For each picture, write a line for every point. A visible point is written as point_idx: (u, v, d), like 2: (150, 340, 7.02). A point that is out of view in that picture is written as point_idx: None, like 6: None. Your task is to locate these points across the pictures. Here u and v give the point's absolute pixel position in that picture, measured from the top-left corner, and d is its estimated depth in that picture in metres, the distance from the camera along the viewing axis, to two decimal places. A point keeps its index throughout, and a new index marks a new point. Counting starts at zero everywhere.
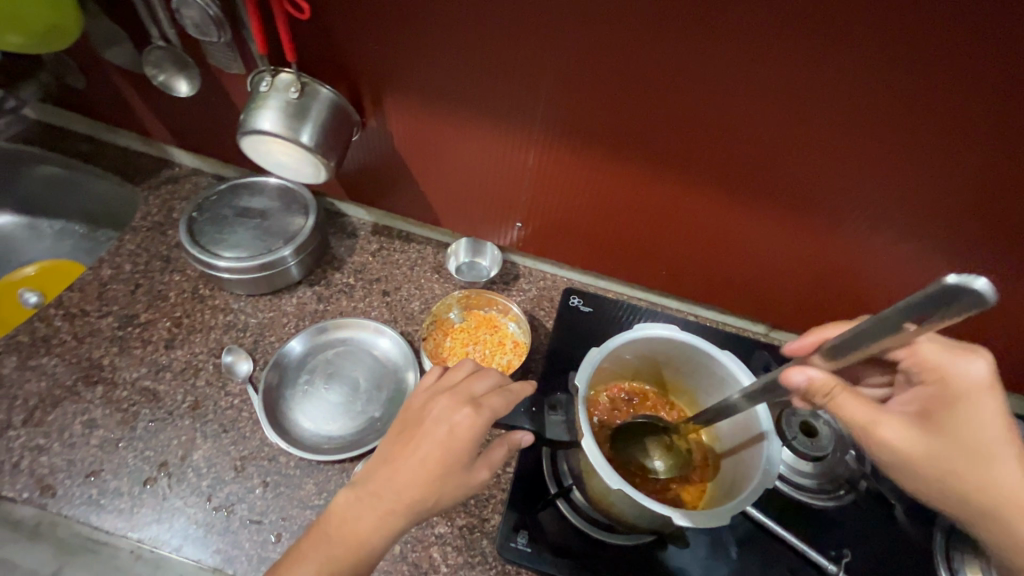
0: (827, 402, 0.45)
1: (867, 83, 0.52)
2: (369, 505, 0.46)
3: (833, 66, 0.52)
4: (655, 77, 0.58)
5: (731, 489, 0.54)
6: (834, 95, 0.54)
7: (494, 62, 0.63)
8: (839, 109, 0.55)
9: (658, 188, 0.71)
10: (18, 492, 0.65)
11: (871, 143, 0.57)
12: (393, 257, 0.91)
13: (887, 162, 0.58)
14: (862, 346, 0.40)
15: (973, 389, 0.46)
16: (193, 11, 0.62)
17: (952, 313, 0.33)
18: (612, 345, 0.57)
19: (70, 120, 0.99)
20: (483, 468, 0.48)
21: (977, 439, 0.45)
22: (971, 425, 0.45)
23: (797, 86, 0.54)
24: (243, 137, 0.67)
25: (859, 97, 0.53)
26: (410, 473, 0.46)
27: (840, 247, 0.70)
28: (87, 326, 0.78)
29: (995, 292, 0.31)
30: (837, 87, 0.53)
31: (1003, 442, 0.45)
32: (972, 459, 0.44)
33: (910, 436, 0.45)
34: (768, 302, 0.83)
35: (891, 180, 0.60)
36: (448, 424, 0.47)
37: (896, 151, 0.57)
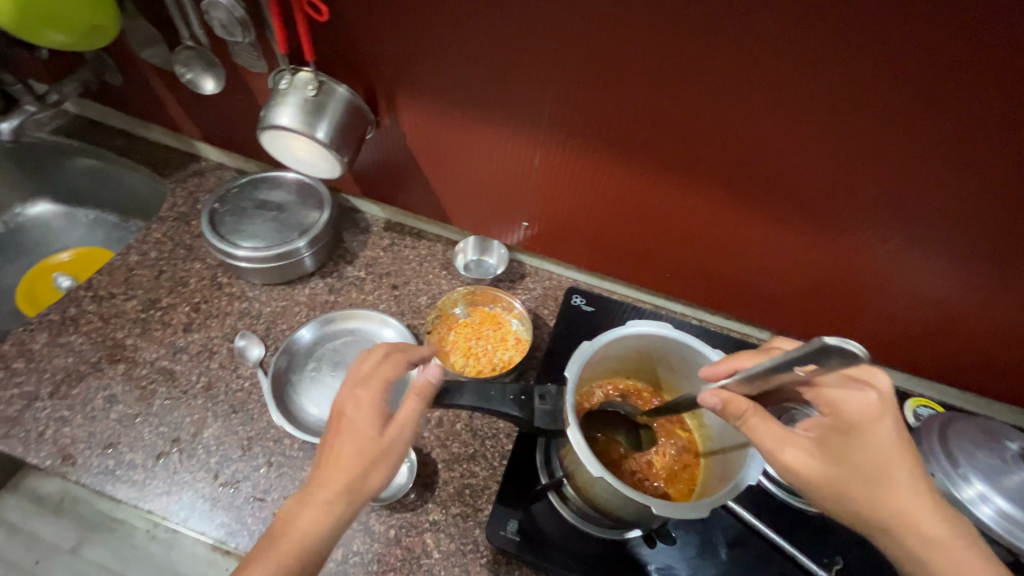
0: (740, 424, 0.49)
1: (866, 89, 0.53)
2: (309, 502, 0.47)
3: (832, 71, 0.53)
4: (657, 80, 0.60)
5: (721, 483, 0.54)
6: (833, 100, 0.55)
7: (501, 63, 0.65)
8: (839, 114, 0.56)
9: (659, 190, 0.73)
10: (42, 459, 0.69)
11: (871, 149, 0.57)
12: (403, 253, 0.94)
13: (887, 169, 0.58)
14: (764, 376, 0.47)
15: (868, 417, 0.47)
16: (221, 12, 0.66)
17: (833, 364, 0.40)
18: (603, 339, 0.57)
19: (108, 116, 1.05)
20: (400, 428, 0.50)
21: (869, 465, 0.46)
22: (866, 450, 0.47)
23: (796, 91, 0.55)
24: (262, 132, 0.71)
25: (858, 102, 0.54)
26: (333, 465, 0.48)
27: (843, 254, 0.70)
28: (113, 308, 0.83)
29: (864, 351, 0.38)
30: (836, 92, 0.54)
31: (900, 465, 0.46)
32: (867, 484, 0.46)
33: (808, 461, 0.47)
34: (772, 307, 0.83)
35: (893, 187, 0.60)
36: (348, 411, 0.51)
37: (896, 158, 0.57)
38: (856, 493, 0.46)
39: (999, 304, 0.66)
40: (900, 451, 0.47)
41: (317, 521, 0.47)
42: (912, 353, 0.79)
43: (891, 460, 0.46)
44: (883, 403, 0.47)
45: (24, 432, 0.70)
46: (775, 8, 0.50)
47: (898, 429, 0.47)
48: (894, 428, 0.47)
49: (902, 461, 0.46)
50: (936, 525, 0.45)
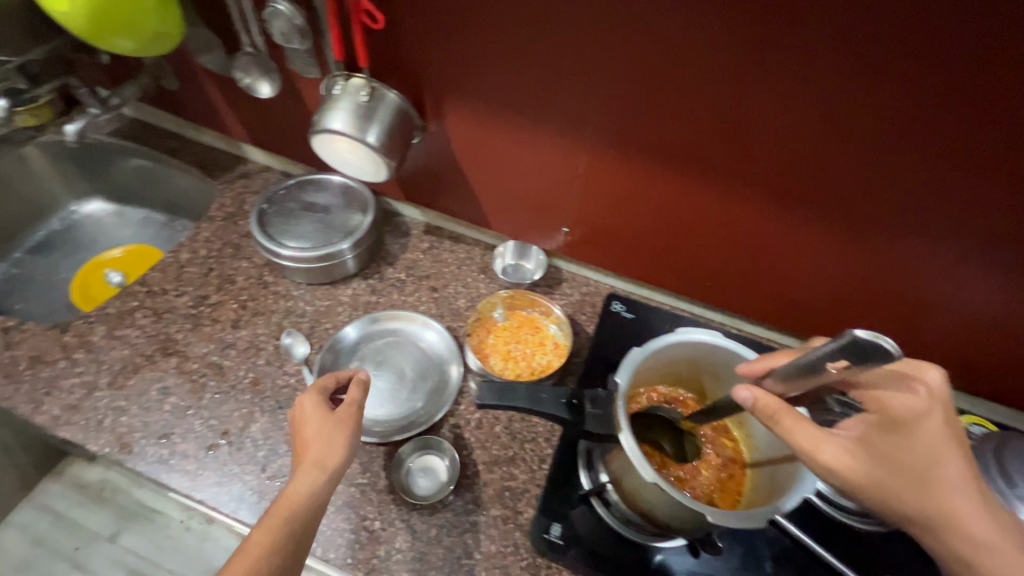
0: (772, 423, 0.49)
1: (932, 92, 0.53)
2: (306, 474, 0.57)
3: (898, 74, 0.53)
4: (713, 84, 0.60)
5: (776, 487, 0.54)
6: (894, 103, 0.55)
7: (551, 69, 0.66)
8: (902, 118, 0.55)
9: (704, 197, 0.72)
10: (101, 447, 0.71)
11: (933, 154, 0.57)
12: (443, 256, 0.95)
13: (947, 177, 0.58)
14: (803, 375, 0.48)
15: (913, 413, 0.47)
16: (281, 22, 0.69)
17: (865, 363, 0.41)
18: (654, 346, 0.57)
19: (162, 119, 1.09)
20: (350, 408, 0.63)
21: (915, 462, 0.46)
22: (914, 448, 0.46)
23: (858, 93, 0.55)
24: (314, 135, 0.73)
25: (923, 106, 0.54)
26: (315, 445, 0.59)
27: (896, 263, 0.69)
28: (166, 303, 0.86)
29: (899, 349, 0.38)
30: (901, 96, 0.54)
31: (951, 461, 0.45)
32: (913, 482, 0.45)
33: (850, 458, 0.47)
34: (816, 317, 0.81)
35: (953, 195, 0.59)
36: (307, 413, 0.62)
37: (959, 163, 0.56)
38: (902, 492, 0.46)
39: None
40: (951, 448, 0.46)
41: (313, 484, 0.57)
42: (963, 368, 0.77)
43: (942, 458, 0.45)
44: (931, 399, 0.47)
45: (85, 420, 0.73)
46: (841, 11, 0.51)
47: (949, 426, 0.46)
48: (943, 423, 0.46)
49: (954, 459, 0.45)
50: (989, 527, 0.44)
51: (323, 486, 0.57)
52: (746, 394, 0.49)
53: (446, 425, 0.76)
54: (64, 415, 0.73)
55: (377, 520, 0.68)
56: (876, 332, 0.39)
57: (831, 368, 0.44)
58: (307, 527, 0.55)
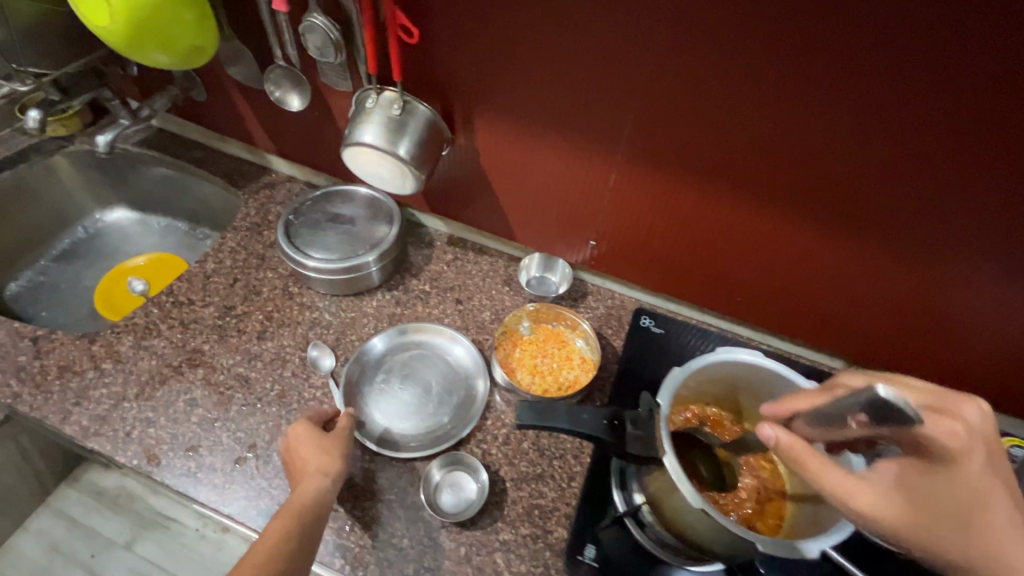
0: (797, 468, 0.45)
1: (983, 114, 0.51)
2: (313, 479, 0.62)
3: (948, 94, 0.51)
4: (753, 103, 0.59)
5: (821, 514, 0.53)
6: (943, 123, 0.53)
7: (586, 85, 0.65)
8: (951, 138, 0.54)
9: (736, 213, 0.71)
10: (129, 459, 0.71)
11: (981, 176, 0.56)
12: (467, 268, 0.95)
13: (995, 198, 0.57)
14: (824, 427, 0.43)
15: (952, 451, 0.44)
16: (317, 36, 0.68)
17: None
18: (694, 365, 0.56)
19: (187, 129, 1.09)
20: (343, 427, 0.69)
21: (955, 504, 0.43)
22: (957, 488, 0.44)
23: (905, 113, 0.54)
24: (346, 149, 0.73)
25: (973, 127, 0.53)
26: (317, 454, 0.64)
27: (936, 283, 0.67)
28: (192, 314, 0.86)
29: None
30: (951, 116, 0.53)
31: (994, 498, 0.44)
32: (958, 525, 0.43)
33: (888, 501, 0.44)
34: (847, 335, 0.80)
35: (1000, 216, 0.58)
36: (303, 437, 0.66)
37: (1007, 185, 0.55)
38: (949, 535, 0.43)
39: None
40: (994, 485, 0.44)
41: (317, 484, 0.61)
42: (999, 388, 0.75)
43: (986, 497, 0.44)
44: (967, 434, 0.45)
45: (113, 431, 0.73)
46: (892, 32, 0.50)
47: (990, 462, 0.44)
48: (983, 460, 0.44)
49: (998, 497, 0.44)
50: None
51: (329, 490, 0.62)
52: (771, 432, 0.45)
53: (473, 441, 0.75)
54: (92, 426, 0.73)
55: (405, 538, 0.67)
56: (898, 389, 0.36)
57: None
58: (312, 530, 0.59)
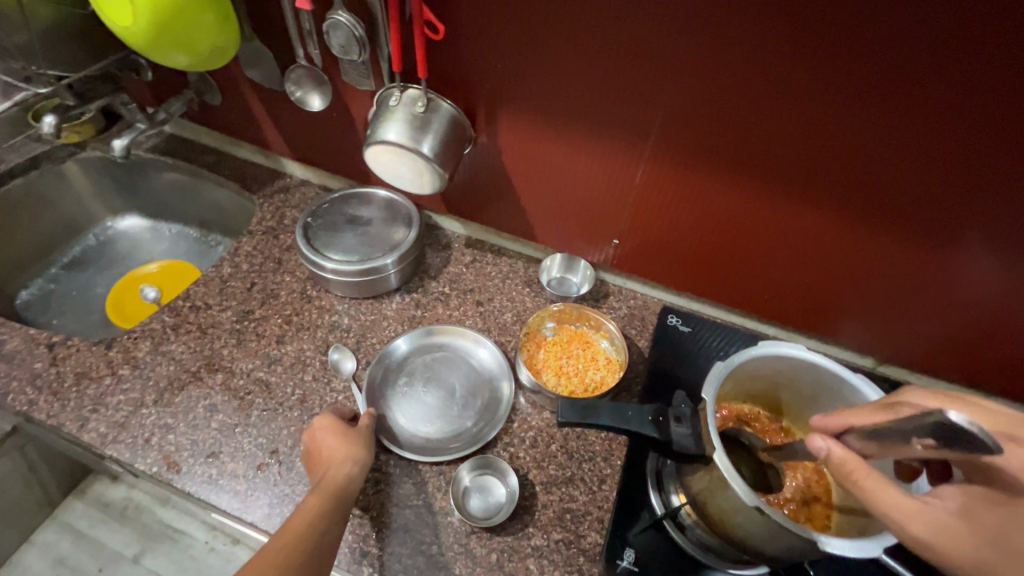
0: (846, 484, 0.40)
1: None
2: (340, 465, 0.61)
3: (1000, 82, 0.49)
4: (790, 94, 0.57)
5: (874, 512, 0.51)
6: (993, 113, 0.51)
7: (614, 80, 0.64)
8: (1001, 128, 0.52)
9: (765, 208, 0.70)
10: (149, 466, 0.69)
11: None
12: (486, 270, 0.93)
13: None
14: (888, 444, 0.40)
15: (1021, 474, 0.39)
16: (341, 33, 0.68)
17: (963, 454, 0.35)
18: (737, 359, 0.55)
19: (200, 134, 1.08)
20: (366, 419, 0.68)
21: None
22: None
23: (954, 102, 0.52)
24: (369, 147, 0.72)
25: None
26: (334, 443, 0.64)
27: (979, 278, 0.65)
28: (209, 318, 0.84)
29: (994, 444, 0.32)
30: (1003, 104, 0.50)
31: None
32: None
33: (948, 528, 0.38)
34: (877, 332, 0.78)
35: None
36: (319, 432, 0.65)
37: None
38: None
39: None
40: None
41: (346, 470, 0.61)
42: None
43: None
44: None
45: (131, 438, 0.71)
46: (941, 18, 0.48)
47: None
48: None
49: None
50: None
51: (356, 478, 0.61)
52: (822, 440, 0.41)
53: (500, 444, 0.73)
54: (110, 433, 0.72)
55: (435, 544, 0.64)
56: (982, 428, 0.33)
57: (919, 449, 0.37)
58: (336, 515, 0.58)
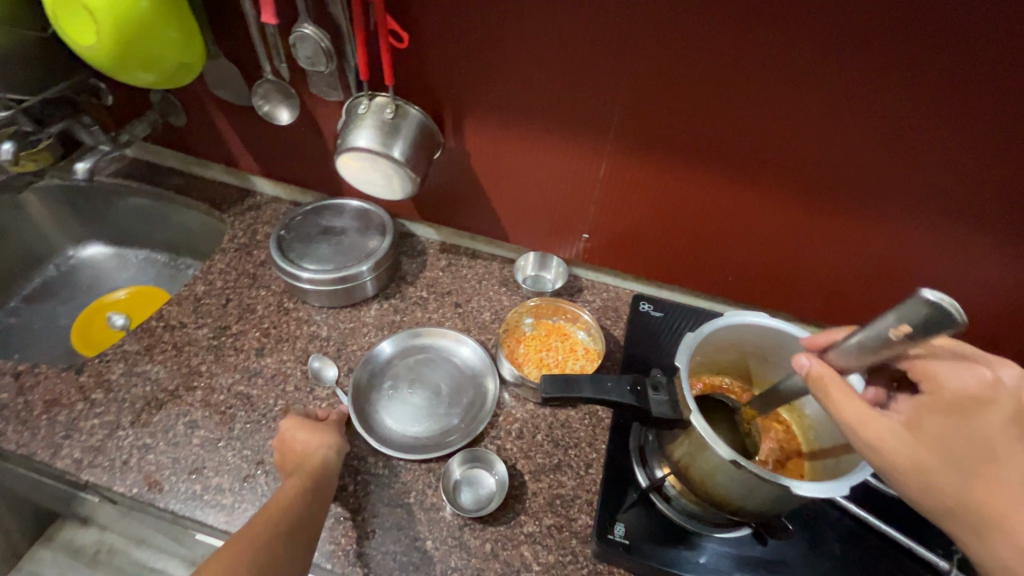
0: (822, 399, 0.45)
1: (962, 75, 0.54)
2: (318, 450, 0.65)
3: (927, 59, 0.54)
4: (734, 84, 0.62)
5: (842, 459, 0.53)
6: (925, 88, 0.56)
7: (572, 78, 0.67)
8: (933, 103, 0.57)
9: (722, 193, 0.74)
10: (129, 488, 0.68)
11: (959, 139, 0.59)
12: (462, 273, 0.95)
13: (977, 156, 0.59)
14: (868, 351, 0.42)
15: (982, 388, 0.43)
16: (308, 45, 0.70)
17: (928, 333, 0.37)
18: (705, 329, 0.58)
19: (165, 156, 1.07)
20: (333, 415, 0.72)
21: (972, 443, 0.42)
22: (980, 432, 0.42)
23: (890, 79, 0.56)
24: (340, 154, 0.74)
25: (953, 89, 0.55)
26: (315, 442, 0.66)
27: (922, 246, 0.70)
28: (185, 336, 0.83)
29: (961, 313, 0.35)
30: (934, 79, 0.55)
31: (1012, 452, 0.41)
32: (959, 474, 0.41)
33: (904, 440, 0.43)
34: (833, 304, 0.83)
35: (984, 175, 0.61)
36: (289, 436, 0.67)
37: (988, 143, 0.58)
38: (942, 476, 0.42)
39: None
40: (1017, 447, 0.41)
41: (327, 454, 0.65)
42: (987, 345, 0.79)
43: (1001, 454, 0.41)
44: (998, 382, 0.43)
45: (108, 461, 0.70)
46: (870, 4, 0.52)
47: (1018, 421, 0.42)
48: (1013, 415, 0.42)
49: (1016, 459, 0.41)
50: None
51: (333, 459, 0.65)
52: (804, 360, 0.46)
53: (487, 438, 0.74)
54: (86, 457, 0.70)
55: (429, 539, 0.65)
56: (942, 295, 0.36)
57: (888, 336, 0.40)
58: (317, 510, 0.59)
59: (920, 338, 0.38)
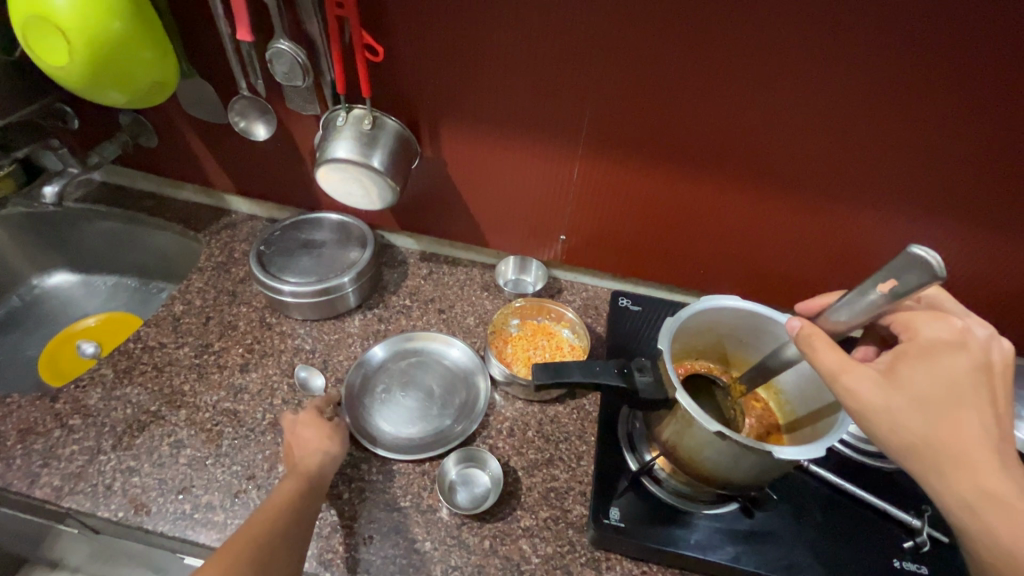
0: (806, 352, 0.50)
1: (899, 66, 0.59)
2: (311, 457, 0.64)
3: (866, 53, 0.59)
4: (695, 82, 0.66)
5: (819, 425, 0.57)
6: (866, 80, 0.61)
7: (543, 84, 0.71)
8: (872, 94, 0.62)
9: (690, 188, 0.78)
10: (114, 512, 0.66)
11: (899, 126, 0.64)
12: (444, 280, 0.96)
13: (916, 142, 0.65)
14: (861, 309, 0.48)
15: (938, 345, 0.47)
16: (285, 62, 0.72)
17: (913, 284, 0.43)
18: (685, 313, 0.61)
19: (135, 179, 1.06)
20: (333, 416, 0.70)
21: (934, 396, 0.45)
22: (938, 387, 0.46)
23: (833, 73, 0.61)
24: (319, 166, 0.75)
25: (890, 79, 0.61)
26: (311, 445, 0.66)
27: (874, 229, 0.76)
28: (165, 356, 0.82)
29: (943, 266, 0.41)
30: (874, 71, 0.60)
31: (968, 400, 0.45)
32: (926, 416, 0.45)
33: (873, 399, 0.46)
34: (798, 290, 0.88)
35: (921, 159, 0.66)
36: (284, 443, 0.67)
37: (925, 128, 0.64)
38: (908, 418, 0.45)
39: (1002, 258, 0.74)
40: (971, 396, 0.45)
41: (319, 458, 0.64)
42: None
43: (957, 403, 0.45)
44: (952, 338, 0.47)
45: (90, 486, 0.68)
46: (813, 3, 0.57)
47: (972, 372, 0.46)
48: (969, 370, 0.46)
49: (972, 403, 0.45)
50: (1007, 483, 0.43)
51: (328, 462, 0.64)
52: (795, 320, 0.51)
53: (480, 438, 0.75)
54: (66, 485, 0.68)
55: (427, 541, 0.65)
56: (929, 252, 0.42)
57: (878, 291, 0.46)
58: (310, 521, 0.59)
59: (904, 290, 0.44)
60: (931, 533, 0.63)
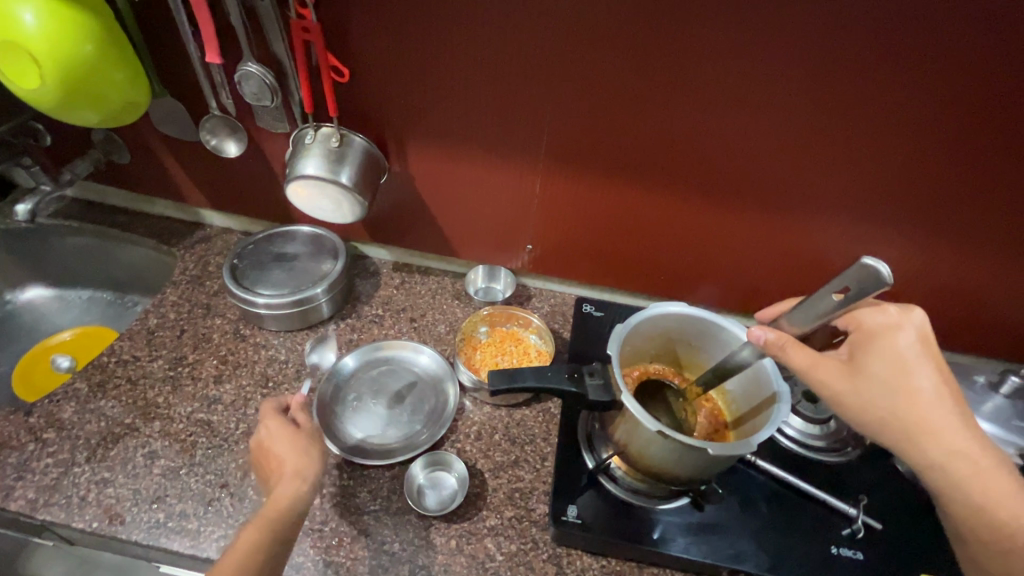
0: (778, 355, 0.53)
1: (824, 86, 0.65)
2: (289, 483, 0.63)
3: (795, 73, 0.64)
4: (643, 100, 0.71)
5: (757, 421, 0.61)
6: (796, 99, 0.66)
7: (503, 102, 0.75)
8: (803, 111, 0.67)
9: (646, 199, 0.82)
10: (88, 523, 0.67)
11: (830, 139, 0.69)
12: (416, 289, 0.99)
13: (846, 153, 0.70)
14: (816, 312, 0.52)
15: (884, 335, 0.52)
16: (253, 83, 0.75)
17: (860, 290, 0.47)
18: (634, 319, 0.65)
19: (107, 195, 1.07)
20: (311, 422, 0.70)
21: (886, 380, 0.50)
22: (893, 372, 0.50)
23: (768, 92, 0.66)
24: (288, 183, 0.77)
25: (819, 95, 0.66)
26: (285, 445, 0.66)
27: (818, 236, 0.81)
28: (139, 369, 0.83)
29: (889, 277, 0.44)
30: (802, 90, 0.65)
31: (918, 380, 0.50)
32: (887, 392, 0.50)
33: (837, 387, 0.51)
34: (754, 294, 0.93)
35: (853, 169, 0.72)
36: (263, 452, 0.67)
37: (854, 142, 0.69)
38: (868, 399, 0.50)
39: (935, 261, 0.79)
40: (922, 375, 0.50)
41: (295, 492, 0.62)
42: None
43: (908, 385, 0.50)
44: (895, 324, 0.52)
45: (65, 498, 0.69)
46: (745, 29, 0.62)
47: (919, 354, 0.51)
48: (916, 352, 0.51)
49: (923, 373, 0.50)
50: None
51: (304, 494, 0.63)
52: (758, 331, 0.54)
53: (448, 442, 0.78)
54: (41, 497, 0.69)
55: (396, 542, 0.68)
56: (877, 263, 0.46)
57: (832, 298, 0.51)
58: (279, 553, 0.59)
59: (854, 297, 0.48)
60: (866, 519, 0.68)
